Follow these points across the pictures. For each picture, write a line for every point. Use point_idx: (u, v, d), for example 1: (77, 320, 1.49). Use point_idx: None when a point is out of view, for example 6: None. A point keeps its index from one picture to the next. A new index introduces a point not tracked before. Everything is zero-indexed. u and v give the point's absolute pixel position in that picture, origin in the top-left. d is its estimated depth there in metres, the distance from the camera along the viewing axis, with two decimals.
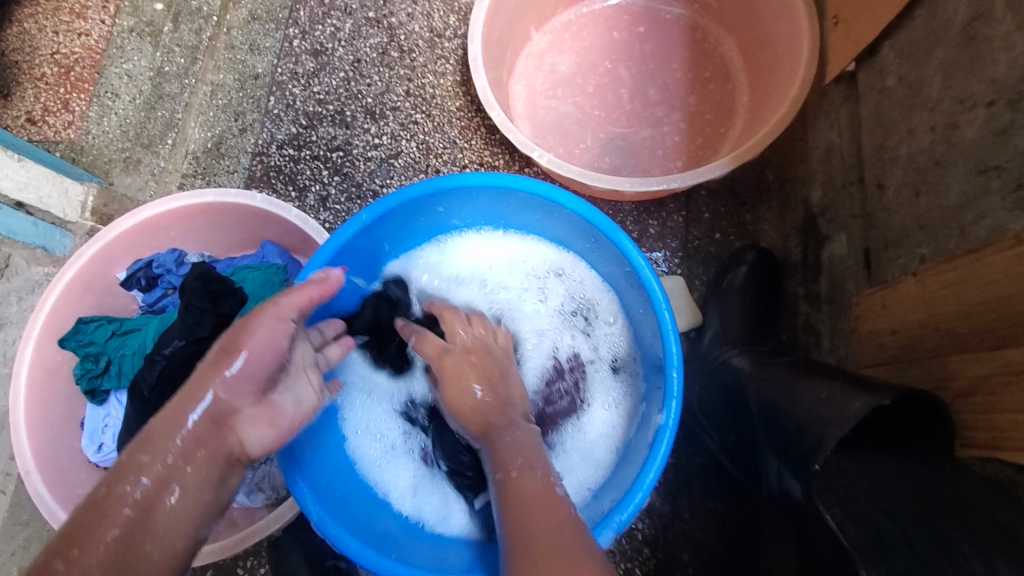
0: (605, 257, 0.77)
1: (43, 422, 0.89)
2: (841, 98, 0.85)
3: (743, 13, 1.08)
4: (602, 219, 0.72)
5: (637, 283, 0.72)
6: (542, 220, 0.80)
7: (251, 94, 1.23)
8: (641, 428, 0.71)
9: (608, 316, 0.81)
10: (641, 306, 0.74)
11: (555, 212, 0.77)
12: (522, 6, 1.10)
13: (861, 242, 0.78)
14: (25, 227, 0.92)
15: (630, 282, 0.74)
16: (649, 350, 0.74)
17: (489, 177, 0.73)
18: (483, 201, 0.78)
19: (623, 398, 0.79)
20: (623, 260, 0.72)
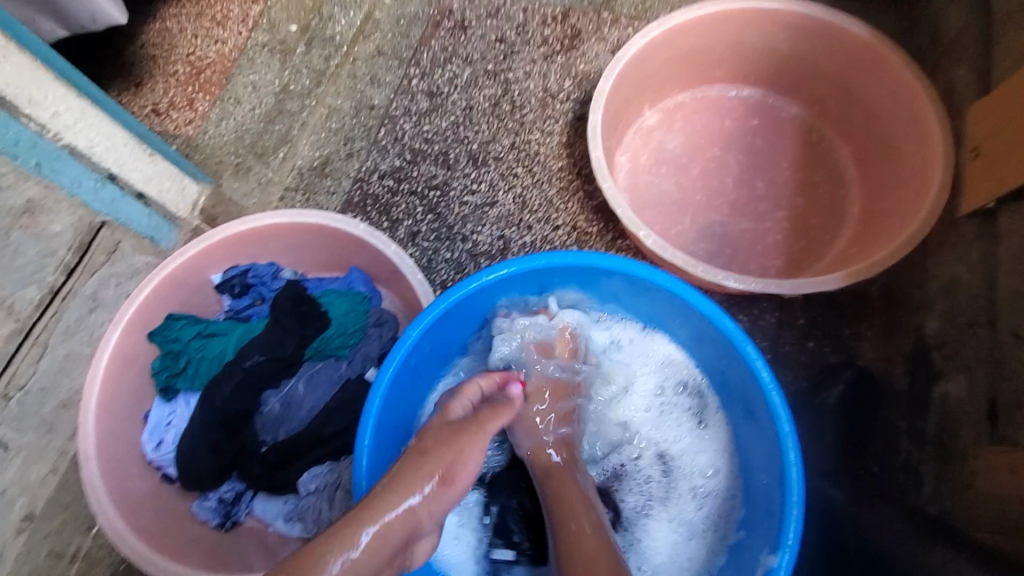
0: (726, 366, 0.72)
1: (111, 409, 0.89)
2: (976, 234, 0.81)
3: (869, 125, 1.06)
4: (729, 327, 0.68)
5: (759, 408, 0.67)
6: (658, 308, 0.77)
7: (363, 122, 1.27)
8: (745, 558, 0.66)
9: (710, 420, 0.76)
10: (758, 427, 0.69)
11: (679, 310, 0.73)
12: (642, 84, 1.11)
13: (985, 390, 0.74)
14: (140, 217, 0.95)
15: (750, 399, 0.69)
16: (756, 471, 0.69)
17: (620, 261, 0.70)
18: (602, 280, 0.75)
19: (712, 511, 0.73)
20: (746, 374, 0.68)
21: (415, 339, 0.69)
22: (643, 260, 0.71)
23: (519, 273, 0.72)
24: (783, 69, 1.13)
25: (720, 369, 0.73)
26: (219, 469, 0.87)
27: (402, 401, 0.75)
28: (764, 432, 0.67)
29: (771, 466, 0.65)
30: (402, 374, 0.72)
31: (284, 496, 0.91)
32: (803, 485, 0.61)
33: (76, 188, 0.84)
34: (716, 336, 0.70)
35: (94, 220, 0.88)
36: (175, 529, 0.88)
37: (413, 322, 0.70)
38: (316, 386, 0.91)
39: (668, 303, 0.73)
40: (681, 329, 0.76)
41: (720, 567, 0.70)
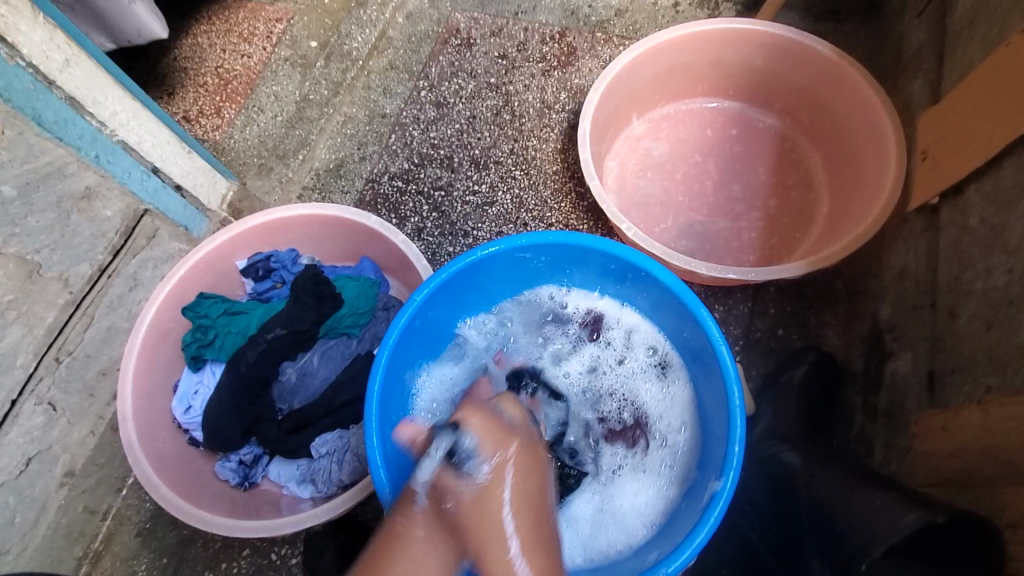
0: (686, 332, 0.81)
1: (145, 376, 1.00)
2: (921, 227, 0.90)
3: (835, 134, 1.16)
4: (687, 293, 0.77)
5: (712, 365, 0.76)
6: (629, 286, 0.87)
7: (376, 129, 1.39)
8: (694, 496, 0.74)
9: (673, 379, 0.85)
10: (711, 383, 0.77)
11: (644, 283, 0.83)
12: (629, 95, 1.23)
13: (926, 365, 0.81)
14: (177, 206, 1.07)
15: (705, 358, 0.78)
16: (710, 421, 0.77)
17: (598, 241, 0.80)
18: (582, 260, 0.86)
19: (674, 463, 0.81)
20: (700, 334, 0.77)
21: (419, 304, 0.79)
22: (617, 239, 0.81)
23: (509, 250, 0.83)
24: (758, 83, 1.24)
25: (680, 333, 0.83)
26: (240, 432, 0.97)
27: (406, 364, 0.84)
28: (715, 383, 0.75)
29: (721, 410, 0.74)
30: (407, 336, 0.82)
31: (297, 460, 1.00)
32: (744, 421, 0.70)
33: (127, 179, 0.96)
34: (677, 304, 0.80)
35: (139, 208, 1.00)
36: (200, 485, 0.97)
37: (418, 289, 0.80)
38: (328, 359, 1.01)
39: (636, 277, 0.83)
40: (647, 301, 0.86)
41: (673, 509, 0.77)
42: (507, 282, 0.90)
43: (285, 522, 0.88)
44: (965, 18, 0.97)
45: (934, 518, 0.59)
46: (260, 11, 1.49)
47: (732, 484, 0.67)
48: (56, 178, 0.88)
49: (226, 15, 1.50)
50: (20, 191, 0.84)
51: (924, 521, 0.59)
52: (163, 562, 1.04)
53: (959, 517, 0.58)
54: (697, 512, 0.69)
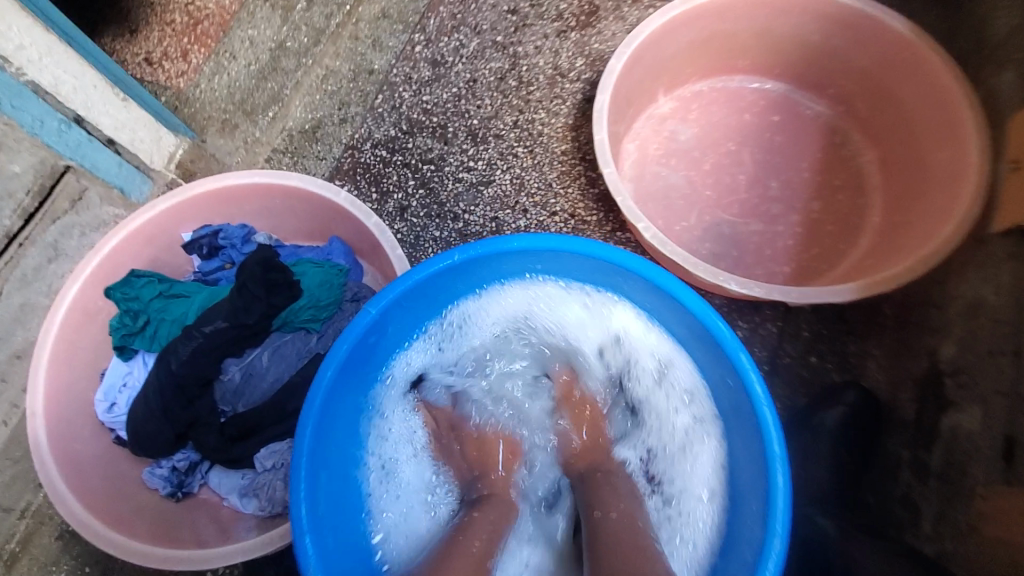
0: (718, 375, 0.65)
1: (64, 365, 0.85)
2: (1006, 254, 0.73)
3: (898, 129, 0.98)
4: (720, 328, 0.61)
5: (749, 423, 0.61)
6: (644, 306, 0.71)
7: (361, 86, 1.21)
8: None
9: (693, 425, 0.70)
10: (747, 443, 0.63)
11: (670, 310, 0.67)
12: (658, 67, 1.04)
13: (1001, 426, 0.66)
14: (109, 164, 0.89)
15: (740, 412, 0.63)
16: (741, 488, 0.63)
17: (610, 250, 0.64)
18: (592, 270, 0.69)
19: (691, 535, 0.66)
20: (733, 381, 0.62)
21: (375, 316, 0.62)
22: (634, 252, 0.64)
23: (498, 253, 0.66)
24: (811, 63, 1.05)
25: (707, 372, 0.67)
26: (171, 439, 0.83)
27: (358, 385, 0.68)
28: (750, 444, 0.61)
29: (756, 478, 0.60)
30: (360, 352, 0.66)
31: (242, 470, 0.86)
32: (789, 503, 0.56)
33: (40, 129, 0.79)
34: (706, 337, 0.64)
35: (58, 163, 0.83)
36: (125, 495, 0.83)
37: (375, 298, 0.63)
38: (281, 357, 0.86)
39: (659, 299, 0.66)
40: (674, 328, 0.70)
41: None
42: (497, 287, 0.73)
43: (215, 554, 0.73)
44: None
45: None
46: None
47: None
48: None
49: None
50: None
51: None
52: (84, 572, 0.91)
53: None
54: None
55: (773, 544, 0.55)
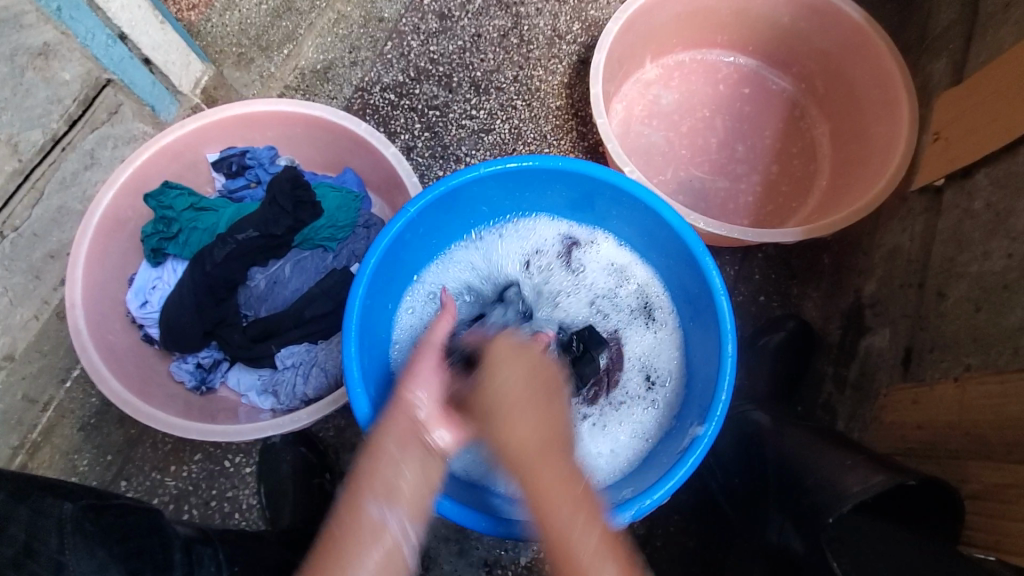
0: (683, 276, 0.79)
1: (98, 265, 0.92)
2: (921, 208, 0.89)
3: (848, 106, 1.13)
4: (693, 238, 0.74)
5: (708, 313, 0.74)
6: (628, 228, 0.84)
7: (372, 33, 1.28)
8: (673, 436, 0.74)
9: (660, 326, 0.84)
10: (705, 336, 0.76)
11: (653, 224, 0.78)
12: (647, 34, 1.16)
13: (904, 340, 0.82)
14: (144, 82, 0.95)
15: (700, 303, 0.76)
16: (698, 373, 0.76)
17: (608, 172, 0.76)
18: (593, 194, 0.81)
19: (656, 413, 0.80)
20: (700, 282, 0.75)
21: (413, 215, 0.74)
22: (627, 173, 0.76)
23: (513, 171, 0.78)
24: (779, 43, 1.19)
25: (676, 279, 0.81)
26: (200, 334, 0.92)
27: (390, 283, 0.80)
28: (708, 332, 0.74)
29: (710, 358, 0.74)
30: (395, 249, 0.77)
31: (258, 370, 0.96)
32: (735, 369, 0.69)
33: (89, 40, 0.85)
34: (680, 247, 0.77)
35: (101, 75, 0.89)
36: (155, 383, 0.92)
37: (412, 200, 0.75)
38: (302, 270, 0.96)
39: (642, 216, 0.78)
40: (648, 244, 0.83)
41: (649, 447, 0.77)
42: (502, 204, 0.84)
43: (247, 428, 0.84)
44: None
45: (905, 481, 0.59)
46: None
47: (714, 431, 0.67)
48: (11, 28, 0.78)
49: None
50: None
51: (895, 482, 0.59)
52: (106, 459, 1.00)
53: (928, 480, 0.59)
54: (677, 455, 0.69)
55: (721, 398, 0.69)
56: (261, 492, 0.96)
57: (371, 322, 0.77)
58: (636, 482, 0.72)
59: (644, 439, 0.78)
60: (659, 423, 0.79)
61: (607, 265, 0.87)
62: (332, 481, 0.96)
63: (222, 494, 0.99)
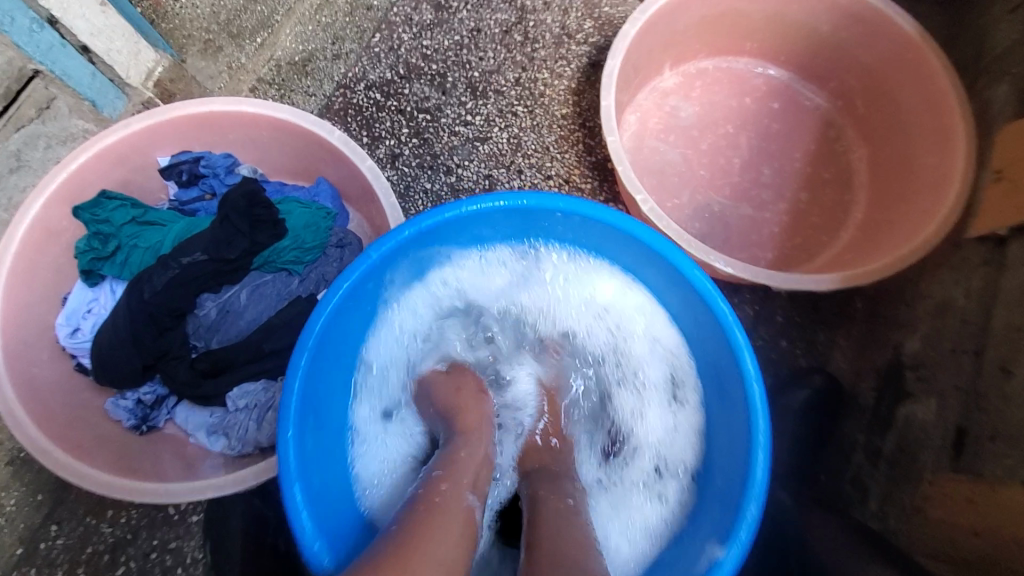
0: (709, 355, 0.68)
1: (22, 285, 0.80)
2: (979, 260, 0.77)
3: (891, 129, 1.00)
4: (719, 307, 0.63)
5: (736, 403, 0.63)
6: (648, 282, 0.73)
7: (359, 22, 1.14)
8: (684, 546, 0.64)
9: (683, 402, 0.72)
10: (733, 425, 0.65)
11: (676, 283, 0.68)
12: (667, 39, 1.02)
13: (956, 419, 0.69)
14: (82, 74, 0.82)
15: (728, 389, 0.65)
16: (720, 466, 0.66)
17: (625, 218, 0.66)
18: (612, 243, 0.71)
19: (670, 509, 0.69)
20: (729, 360, 0.63)
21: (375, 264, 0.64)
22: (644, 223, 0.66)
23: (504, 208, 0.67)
24: (816, 54, 1.06)
25: (702, 351, 0.70)
26: (139, 369, 0.80)
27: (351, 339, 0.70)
28: (738, 421, 0.63)
29: (737, 453, 0.63)
30: (355, 301, 0.67)
31: (211, 407, 0.84)
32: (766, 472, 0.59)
33: (8, 25, 0.71)
34: (707, 316, 0.65)
35: (26, 67, 0.76)
36: (86, 424, 0.80)
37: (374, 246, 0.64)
38: (261, 298, 0.83)
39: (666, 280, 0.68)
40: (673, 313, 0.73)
41: (655, 554, 0.67)
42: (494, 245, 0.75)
43: (181, 488, 0.73)
44: None
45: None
46: None
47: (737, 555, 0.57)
48: None
49: None
50: None
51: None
52: (36, 500, 0.88)
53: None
54: None
55: (748, 513, 0.58)
56: (207, 546, 0.85)
57: (323, 390, 0.67)
58: None
59: (653, 538, 0.68)
60: (671, 520, 0.68)
61: (626, 324, 0.76)
62: None
63: (164, 546, 0.88)
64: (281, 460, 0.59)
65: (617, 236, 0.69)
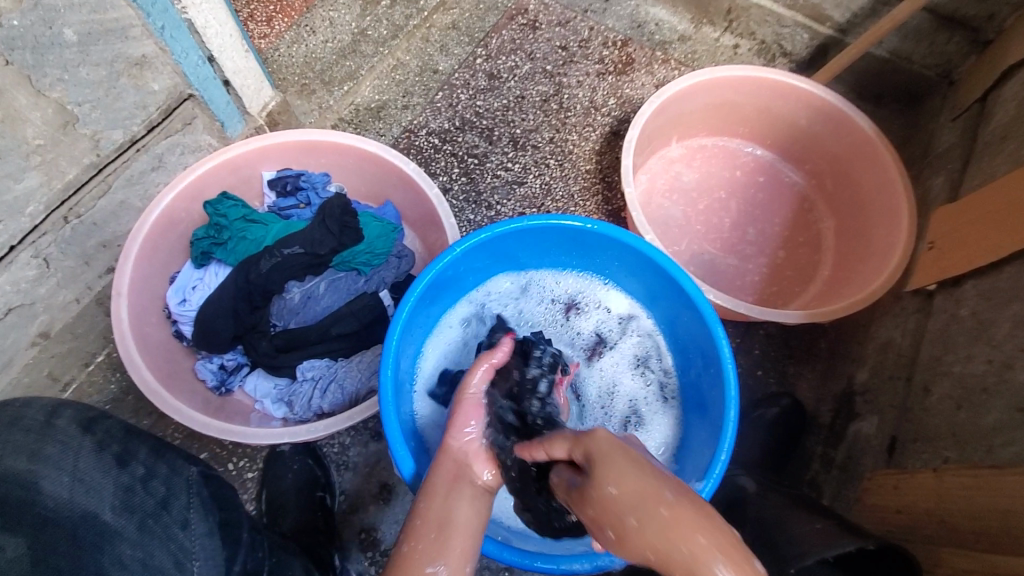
0: (700, 377, 0.84)
1: (147, 260, 0.98)
2: (914, 307, 0.97)
3: (853, 205, 1.23)
4: (718, 335, 0.79)
5: (713, 412, 0.79)
6: (663, 308, 0.90)
7: (425, 82, 1.40)
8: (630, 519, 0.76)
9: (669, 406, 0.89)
10: (706, 435, 0.79)
11: (688, 316, 0.85)
12: (677, 118, 1.27)
13: (890, 430, 0.86)
14: (221, 101, 1.04)
15: (713, 403, 0.80)
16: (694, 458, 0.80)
17: (656, 251, 0.83)
18: (652, 277, 0.88)
19: None
20: (716, 379, 0.79)
21: (462, 252, 0.81)
22: (677, 262, 0.83)
23: (570, 230, 0.86)
24: (794, 142, 1.31)
25: (694, 372, 0.86)
26: (230, 337, 0.98)
27: (431, 307, 0.87)
28: (711, 430, 0.78)
29: (706, 451, 0.77)
30: (440, 279, 0.84)
31: (278, 379, 1.00)
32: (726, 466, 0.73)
33: (183, 59, 0.93)
34: (708, 346, 0.82)
35: (185, 91, 0.97)
36: (181, 378, 0.97)
37: (464, 238, 0.82)
38: (335, 290, 1.02)
39: (687, 315, 0.85)
40: (676, 341, 0.90)
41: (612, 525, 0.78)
42: (546, 257, 0.93)
43: (262, 433, 0.88)
44: (999, 131, 1.03)
45: (865, 545, 0.65)
46: None
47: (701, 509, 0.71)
48: (118, 37, 0.84)
49: None
50: (82, 39, 0.80)
51: (856, 545, 0.65)
52: None
53: (891, 547, 0.64)
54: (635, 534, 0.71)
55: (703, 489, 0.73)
56: (261, 498, 0.98)
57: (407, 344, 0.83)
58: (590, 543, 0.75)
59: None
60: None
61: (637, 335, 0.94)
62: (332, 496, 0.98)
63: None
64: (382, 390, 0.73)
65: (648, 266, 0.87)
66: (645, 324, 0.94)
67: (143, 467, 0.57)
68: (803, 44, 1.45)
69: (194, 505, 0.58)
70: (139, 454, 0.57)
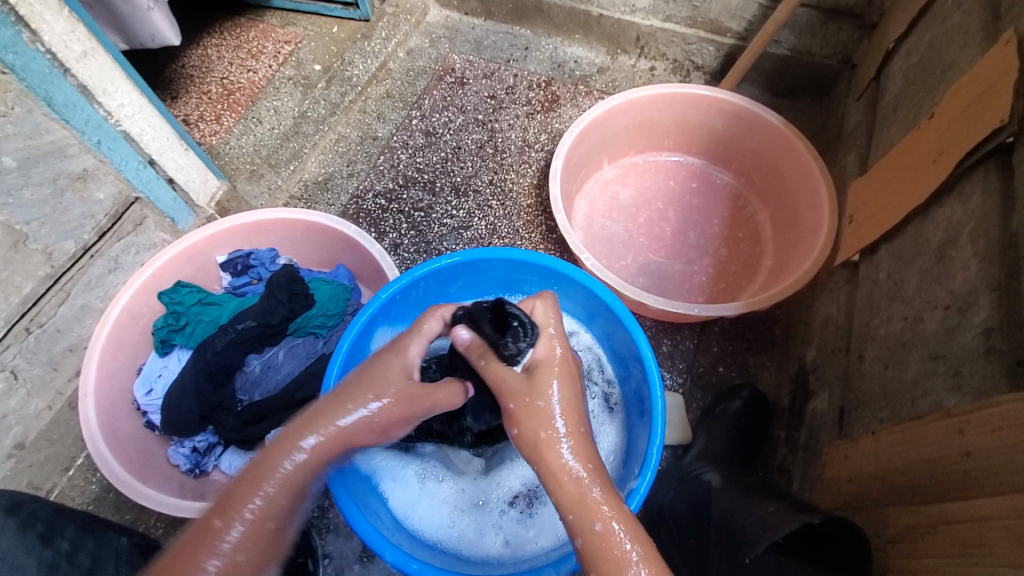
0: (638, 384, 0.86)
1: (113, 357, 1.03)
2: (844, 280, 1.00)
3: (781, 195, 1.28)
4: (639, 336, 0.84)
5: (648, 413, 0.82)
6: (593, 318, 0.94)
7: (367, 149, 1.49)
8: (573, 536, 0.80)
9: (613, 415, 0.91)
10: (643, 433, 0.82)
11: (614, 322, 0.90)
12: (602, 143, 1.35)
13: (838, 401, 0.87)
14: (167, 198, 1.12)
15: (646, 402, 0.84)
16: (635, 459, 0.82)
17: (577, 270, 0.89)
18: (576, 291, 0.93)
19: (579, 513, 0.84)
20: (646, 378, 0.83)
21: (385, 300, 0.87)
22: (593, 274, 0.89)
23: (489, 261, 0.92)
24: (719, 145, 1.37)
25: (630, 376, 0.89)
26: (197, 418, 1.01)
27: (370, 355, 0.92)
28: (646, 429, 0.81)
29: (643, 450, 0.80)
30: (371, 327, 0.89)
31: (251, 452, 1.02)
32: (659, 459, 0.76)
33: (124, 166, 1.02)
34: (633, 347, 0.86)
35: (131, 195, 1.05)
36: (154, 466, 1.00)
37: (386, 286, 0.88)
38: (293, 355, 1.07)
39: (612, 322, 0.90)
40: (614, 353, 0.93)
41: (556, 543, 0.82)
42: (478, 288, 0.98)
43: None
44: (891, 104, 1.10)
45: (810, 520, 0.66)
46: (270, 29, 1.59)
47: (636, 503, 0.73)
48: (57, 157, 0.92)
49: (237, 33, 1.59)
50: (20, 164, 0.88)
51: (802, 522, 0.65)
52: None
53: (833, 518, 0.63)
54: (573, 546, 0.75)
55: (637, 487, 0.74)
56: None
57: None
58: (532, 561, 0.78)
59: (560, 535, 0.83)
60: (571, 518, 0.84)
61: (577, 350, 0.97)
62: (315, 560, 0.99)
63: None
64: None
65: (570, 282, 0.92)
66: (582, 337, 0.98)
67: (69, 543, 0.61)
68: (712, 56, 1.54)
69: (120, 573, 0.62)
70: (69, 533, 0.61)
